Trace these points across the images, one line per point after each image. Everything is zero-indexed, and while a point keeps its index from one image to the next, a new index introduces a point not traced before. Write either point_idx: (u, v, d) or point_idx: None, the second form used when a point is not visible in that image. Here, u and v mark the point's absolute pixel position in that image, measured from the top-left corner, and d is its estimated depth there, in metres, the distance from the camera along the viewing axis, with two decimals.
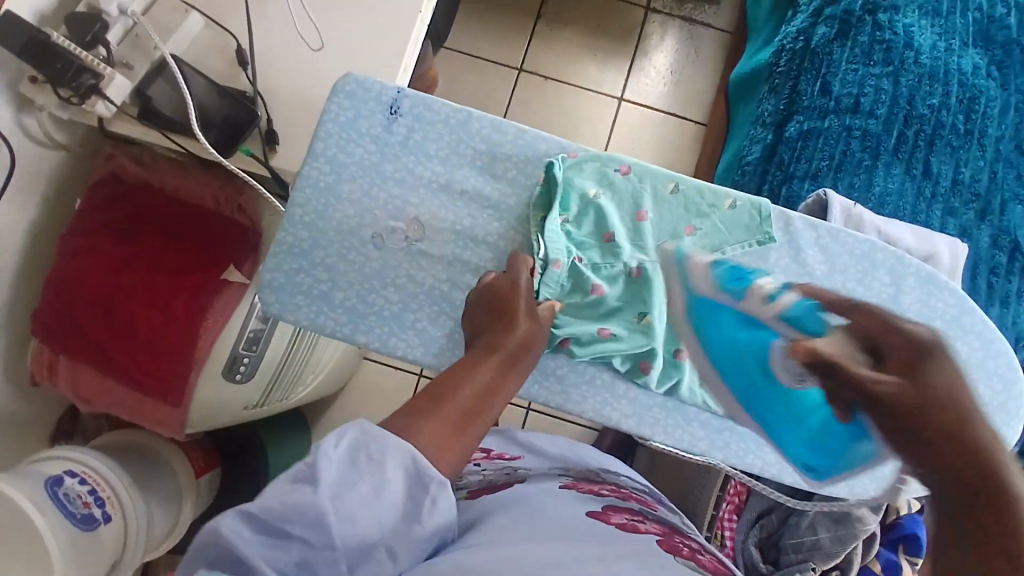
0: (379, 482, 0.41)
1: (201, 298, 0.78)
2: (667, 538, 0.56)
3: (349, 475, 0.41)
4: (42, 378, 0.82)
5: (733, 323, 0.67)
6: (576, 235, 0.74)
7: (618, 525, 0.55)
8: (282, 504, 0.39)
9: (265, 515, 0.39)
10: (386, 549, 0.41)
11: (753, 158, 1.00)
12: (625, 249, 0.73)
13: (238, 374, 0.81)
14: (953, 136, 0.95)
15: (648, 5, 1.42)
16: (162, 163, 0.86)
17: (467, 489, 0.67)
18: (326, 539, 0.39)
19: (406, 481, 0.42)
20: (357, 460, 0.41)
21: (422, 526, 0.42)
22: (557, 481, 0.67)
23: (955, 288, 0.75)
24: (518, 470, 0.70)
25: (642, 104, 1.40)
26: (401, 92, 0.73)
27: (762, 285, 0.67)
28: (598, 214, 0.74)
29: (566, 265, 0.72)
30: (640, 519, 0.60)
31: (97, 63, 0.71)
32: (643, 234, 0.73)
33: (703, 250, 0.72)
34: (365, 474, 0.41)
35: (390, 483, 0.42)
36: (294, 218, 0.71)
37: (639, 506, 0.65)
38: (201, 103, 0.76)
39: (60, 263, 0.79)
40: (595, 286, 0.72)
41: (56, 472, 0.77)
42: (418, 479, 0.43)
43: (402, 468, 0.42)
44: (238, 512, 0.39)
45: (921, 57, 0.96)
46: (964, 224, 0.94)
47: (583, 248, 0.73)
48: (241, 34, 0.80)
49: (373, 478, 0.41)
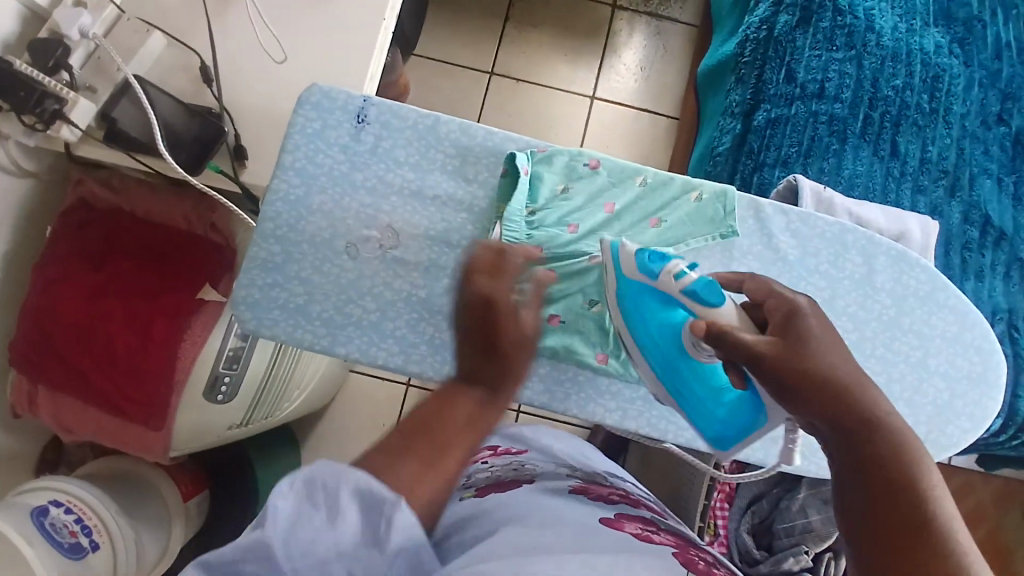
0: (334, 509, 0.37)
1: (179, 320, 0.77)
2: (682, 550, 0.52)
3: (301, 511, 0.37)
4: (24, 410, 0.82)
5: (653, 305, 0.67)
6: (541, 224, 0.72)
7: (631, 536, 0.52)
8: (233, 547, 0.35)
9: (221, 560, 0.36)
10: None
11: (724, 149, 1.01)
12: (588, 241, 0.73)
13: (219, 394, 0.80)
14: (918, 115, 0.97)
15: (615, 2, 1.43)
16: (132, 186, 0.85)
17: (474, 486, 0.65)
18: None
19: (364, 504, 0.37)
20: (310, 492, 0.37)
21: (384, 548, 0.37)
22: (565, 484, 0.63)
23: (927, 266, 0.76)
24: (526, 467, 0.68)
25: (614, 101, 1.41)
26: (368, 100, 0.73)
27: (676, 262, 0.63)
28: (564, 205, 0.73)
29: (518, 254, 0.72)
30: (655, 529, 0.56)
31: (60, 88, 0.70)
32: (607, 226, 0.73)
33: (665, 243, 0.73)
34: (320, 506, 0.37)
35: (346, 512, 0.37)
36: (266, 233, 0.70)
37: (650, 514, 0.61)
38: (168, 123, 0.75)
39: (32, 294, 0.78)
40: (544, 271, 0.72)
41: (41, 502, 0.76)
42: (376, 500, 0.37)
43: (358, 493, 0.37)
44: (195, 563, 0.36)
45: (882, 40, 0.98)
46: (935, 202, 0.96)
47: (547, 237, 0.72)
48: (204, 50, 0.80)
49: (327, 509, 0.37)
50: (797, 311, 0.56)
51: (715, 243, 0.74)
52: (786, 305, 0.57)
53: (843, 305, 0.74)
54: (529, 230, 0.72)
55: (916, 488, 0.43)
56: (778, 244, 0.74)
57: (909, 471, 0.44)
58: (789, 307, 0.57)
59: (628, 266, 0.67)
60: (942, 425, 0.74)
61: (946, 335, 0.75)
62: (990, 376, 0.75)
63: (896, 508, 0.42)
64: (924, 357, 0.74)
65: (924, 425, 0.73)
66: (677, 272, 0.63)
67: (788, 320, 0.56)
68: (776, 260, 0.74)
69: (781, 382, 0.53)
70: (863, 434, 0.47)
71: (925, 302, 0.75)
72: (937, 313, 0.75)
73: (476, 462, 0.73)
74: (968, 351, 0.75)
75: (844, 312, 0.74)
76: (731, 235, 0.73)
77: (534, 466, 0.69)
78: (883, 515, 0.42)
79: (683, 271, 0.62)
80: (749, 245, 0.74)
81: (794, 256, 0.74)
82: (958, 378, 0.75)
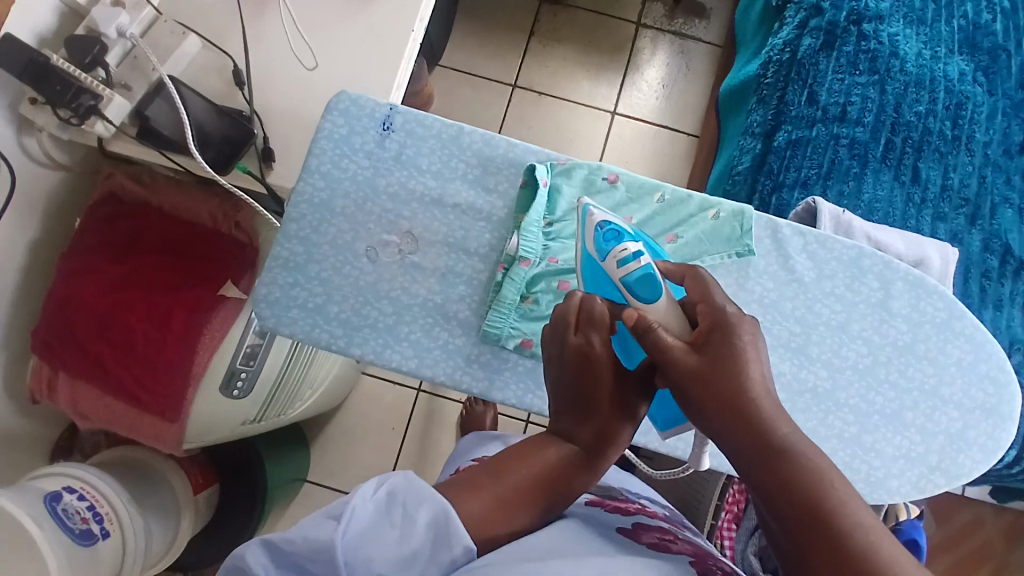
0: (405, 533, 0.42)
1: (197, 315, 0.79)
2: (700, 559, 0.51)
3: (378, 523, 0.42)
4: (42, 396, 0.83)
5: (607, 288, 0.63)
6: (557, 237, 0.74)
7: (648, 543, 0.52)
8: (307, 543, 0.40)
9: (291, 549, 0.41)
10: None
11: (743, 168, 1.02)
12: None
13: (235, 388, 0.81)
14: (941, 142, 0.97)
15: (639, 20, 1.45)
16: (161, 182, 0.88)
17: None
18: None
19: (433, 537, 0.43)
20: (390, 509, 0.43)
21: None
22: (582, 496, 0.63)
23: (944, 292, 0.75)
24: None
25: (635, 117, 1.41)
26: (393, 109, 0.75)
27: (623, 249, 0.60)
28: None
29: (535, 264, 0.73)
30: (672, 539, 0.55)
31: (96, 84, 0.73)
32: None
33: (681, 259, 0.73)
34: (394, 526, 0.42)
35: (414, 536, 0.42)
36: (290, 233, 0.72)
37: (669, 527, 0.61)
38: (199, 123, 0.77)
39: (59, 282, 0.80)
40: (561, 282, 0.73)
41: (54, 488, 0.77)
42: (442, 534, 0.43)
43: (431, 523, 0.43)
44: (264, 543, 0.41)
45: (907, 66, 0.98)
46: (955, 229, 0.95)
47: (562, 248, 0.74)
48: (239, 55, 0.82)
49: (400, 530, 0.42)
50: (729, 327, 0.51)
51: (731, 262, 0.74)
52: (712, 319, 0.52)
53: (857, 329, 0.74)
54: (545, 241, 0.74)
55: (833, 516, 0.43)
56: (794, 264, 0.74)
57: (827, 496, 0.44)
58: (715, 322, 0.52)
59: (589, 239, 0.64)
60: (954, 454, 0.73)
61: (961, 363, 0.75)
62: (1005, 407, 0.74)
63: (824, 547, 0.42)
64: (938, 385, 0.74)
65: (935, 453, 0.73)
66: (623, 258, 0.59)
67: (712, 333, 0.51)
68: (791, 281, 0.74)
69: (696, 403, 0.50)
70: (779, 463, 0.46)
71: (941, 329, 0.75)
72: (952, 340, 0.75)
73: None
74: (983, 382, 0.75)
75: (858, 336, 0.74)
76: (748, 255, 0.74)
77: None
78: (813, 556, 0.42)
79: (629, 257, 0.59)
80: (766, 264, 0.74)
81: (810, 277, 0.74)
82: (971, 409, 0.74)
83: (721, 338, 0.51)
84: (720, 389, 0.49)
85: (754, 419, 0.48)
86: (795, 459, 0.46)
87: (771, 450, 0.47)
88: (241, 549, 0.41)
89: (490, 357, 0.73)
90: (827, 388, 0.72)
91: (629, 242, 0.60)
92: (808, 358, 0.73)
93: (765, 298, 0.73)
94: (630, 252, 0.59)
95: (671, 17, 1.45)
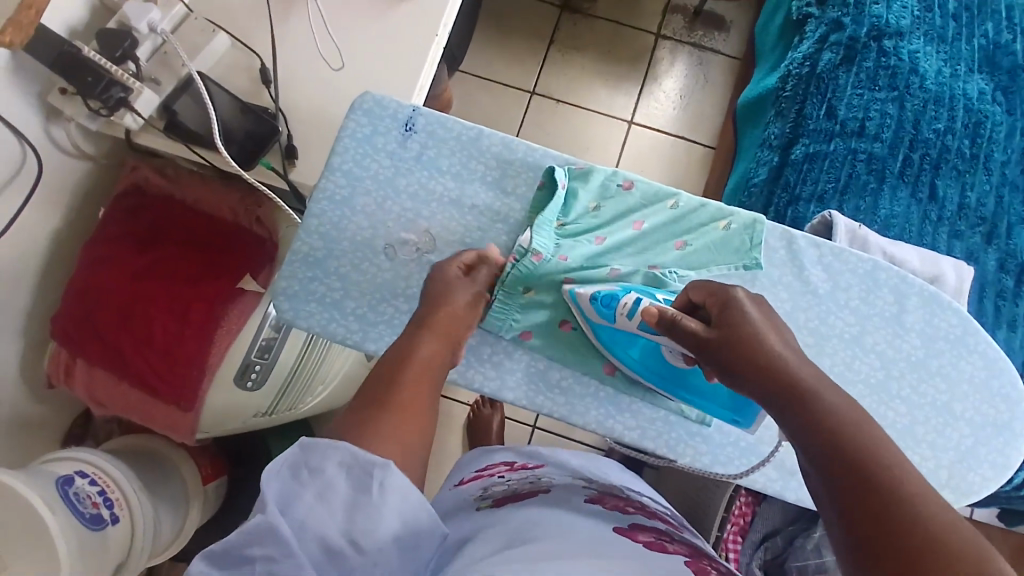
0: (324, 485, 0.42)
1: (216, 306, 0.81)
2: (695, 559, 0.53)
3: (293, 491, 0.41)
4: (59, 382, 0.84)
5: (626, 339, 0.70)
6: (568, 238, 0.74)
7: (643, 544, 0.54)
8: (237, 532, 0.38)
9: (229, 546, 0.39)
10: (352, 543, 0.40)
11: (759, 180, 1.02)
12: (611, 256, 0.74)
13: (249, 380, 0.83)
14: (958, 160, 0.96)
15: (659, 32, 1.46)
16: (184, 175, 0.90)
17: (490, 497, 0.67)
18: (287, 550, 0.38)
19: (352, 478, 0.43)
20: (299, 475, 0.42)
21: (380, 512, 0.42)
22: (580, 494, 0.64)
23: (959, 309, 0.75)
24: (542, 478, 0.70)
25: (651, 127, 1.42)
26: (416, 110, 0.76)
27: (624, 303, 0.68)
28: (593, 220, 0.75)
29: (545, 260, 0.72)
30: (668, 538, 0.57)
31: (126, 77, 0.74)
32: (635, 243, 0.74)
33: (687, 267, 0.73)
34: (309, 485, 0.42)
35: (335, 485, 0.42)
36: (310, 228, 0.73)
37: (666, 526, 0.61)
38: (225, 120, 0.79)
39: (80, 269, 0.82)
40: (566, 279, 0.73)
41: (66, 472, 0.79)
42: (360, 469, 0.43)
43: (343, 467, 0.43)
44: (203, 556, 0.39)
45: (926, 83, 0.98)
46: (971, 247, 0.95)
47: (572, 247, 0.74)
48: (266, 54, 0.84)
49: (318, 486, 0.42)
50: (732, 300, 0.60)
51: (739, 274, 0.73)
52: (719, 298, 0.61)
53: (871, 342, 0.74)
54: (555, 240, 0.74)
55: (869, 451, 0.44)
56: (808, 275, 0.74)
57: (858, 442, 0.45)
58: (722, 299, 0.61)
59: (589, 313, 0.70)
60: (965, 471, 0.72)
61: (973, 381, 0.74)
62: (1017, 426, 0.74)
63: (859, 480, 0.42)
64: (950, 401, 0.74)
65: (945, 470, 0.72)
66: (629, 309, 0.67)
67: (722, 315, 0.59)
68: (806, 292, 0.74)
69: (729, 364, 0.57)
70: (806, 407, 0.50)
71: (954, 345, 0.75)
72: (965, 357, 0.74)
73: (492, 475, 0.74)
74: (995, 400, 0.74)
75: (872, 350, 0.74)
76: (757, 268, 0.73)
77: (550, 477, 0.70)
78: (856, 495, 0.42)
79: (634, 307, 0.67)
80: (780, 275, 0.74)
81: (824, 288, 0.74)
82: (983, 427, 0.73)
83: (731, 309, 0.59)
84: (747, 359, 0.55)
85: (818, 412, 0.49)
86: (873, 453, 0.44)
87: (833, 431, 0.47)
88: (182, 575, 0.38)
89: (502, 358, 0.73)
90: None
91: (624, 296, 0.68)
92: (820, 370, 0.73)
93: (780, 309, 0.73)
94: (631, 303, 0.67)
95: (691, 28, 1.46)
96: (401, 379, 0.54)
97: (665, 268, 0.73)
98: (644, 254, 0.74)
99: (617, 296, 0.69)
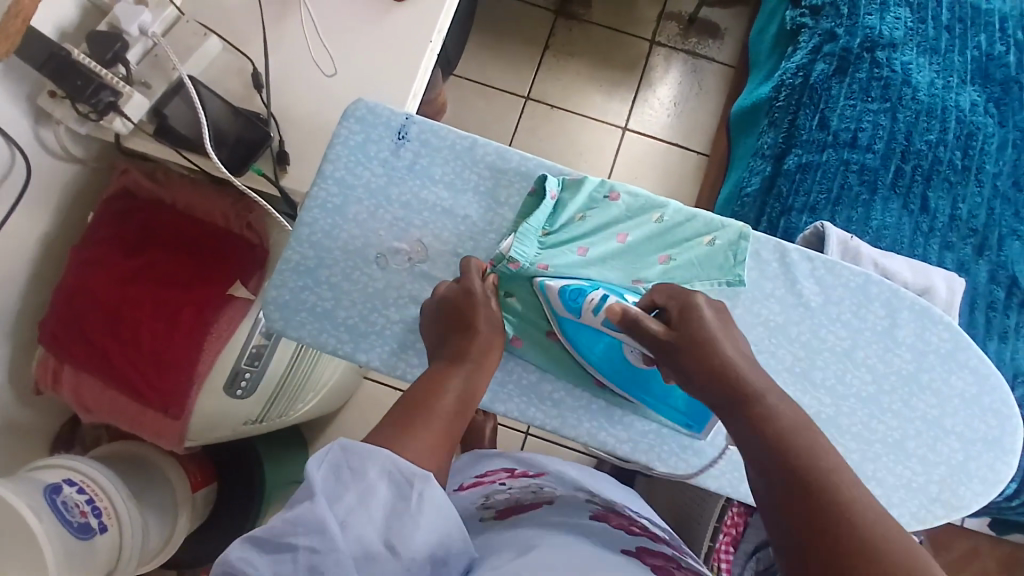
0: (363, 488, 0.46)
1: (205, 312, 0.80)
2: None
3: (335, 489, 0.45)
4: (45, 387, 0.83)
5: (592, 335, 0.70)
6: (550, 247, 0.73)
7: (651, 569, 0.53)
8: (283, 521, 0.42)
9: (269, 534, 0.43)
10: (387, 547, 0.44)
11: (752, 190, 1.02)
12: (595, 266, 0.73)
13: (239, 388, 0.83)
14: (950, 172, 0.97)
15: (653, 39, 1.46)
16: (175, 179, 0.89)
17: (494, 508, 0.67)
18: (331, 544, 0.42)
19: (391, 483, 0.47)
20: (340, 474, 0.46)
21: (417, 520, 0.45)
22: (585, 509, 0.64)
23: (950, 323, 0.75)
24: (545, 489, 0.70)
25: (645, 134, 1.42)
26: (410, 119, 0.75)
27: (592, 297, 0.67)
28: (578, 230, 0.74)
29: (524, 268, 0.72)
30: (675, 564, 0.56)
31: (116, 80, 0.73)
32: (618, 255, 0.74)
33: (671, 281, 0.72)
34: (350, 485, 0.46)
35: (375, 488, 0.46)
36: (302, 237, 0.73)
37: (669, 548, 0.61)
38: (216, 124, 0.78)
39: (69, 274, 0.81)
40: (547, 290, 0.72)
41: (54, 480, 0.77)
42: (400, 479, 0.47)
43: (384, 473, 0.47)
44: (244, 541, 0.43)
45: (919, 94, 0.98)
46: (962, 259, 0.96)
47: (552, 257, 0.72)
48: (258, 59, 0.83)
49: (359, 487, 0.45)
50: (690, 305, 0.60)
51: (721, 290, 0.73)
52: (680, 300, 0.62)
53: (863, 356, 0.74)
54: (537, 248, 0.73)
55: (819, 465, 0.46)
56: (801, 289, 0.74)
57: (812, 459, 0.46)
58: (683, 302, 0.61)
59: (556, 307, 0.70)
60: (955, 485, 0.73)
61: (964, 395, 0.74)
62: (1006, 440, 0.74)
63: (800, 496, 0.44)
64: (941, 415, 0.74)
65: (936, 484, 0.73)
66: (595, 306, 0.67)
67: (678, 320, 0.60)
68: (798, 305, 0.74)
69: (689, 372, 0.57)
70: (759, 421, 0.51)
71: (945, 359, 0.75)
72: (956, 372, 0.75)
73: (493, 483, 0.74)
74: (986, 413, 0.74)
75: (864, 364, 0.74)
76: (739, 285, 0.73)
77: (551, 487, 0.70)
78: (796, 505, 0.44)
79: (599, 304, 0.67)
80: (773, 288, 0.74)
81: (816, 302, 0.74)
82: (973, 440, 0.74)
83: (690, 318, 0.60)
84: (705, 369, 0.56)
85: (768, 419, 0.51)
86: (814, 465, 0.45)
87: (784, 441, 0.48)
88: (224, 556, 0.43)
89: (494, 369, 0.73)
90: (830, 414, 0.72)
91: (591, 292, 0.68)
92: (812, 384, 0.73)
93: (772, 321, 0.74)
94: (596, 299, 0.67)
95: (686, 36, 1.47)
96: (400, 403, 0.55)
97: (648, 282, 0.72)
98: (627, 266, 0.73)
99: (584, 291, 0.68)
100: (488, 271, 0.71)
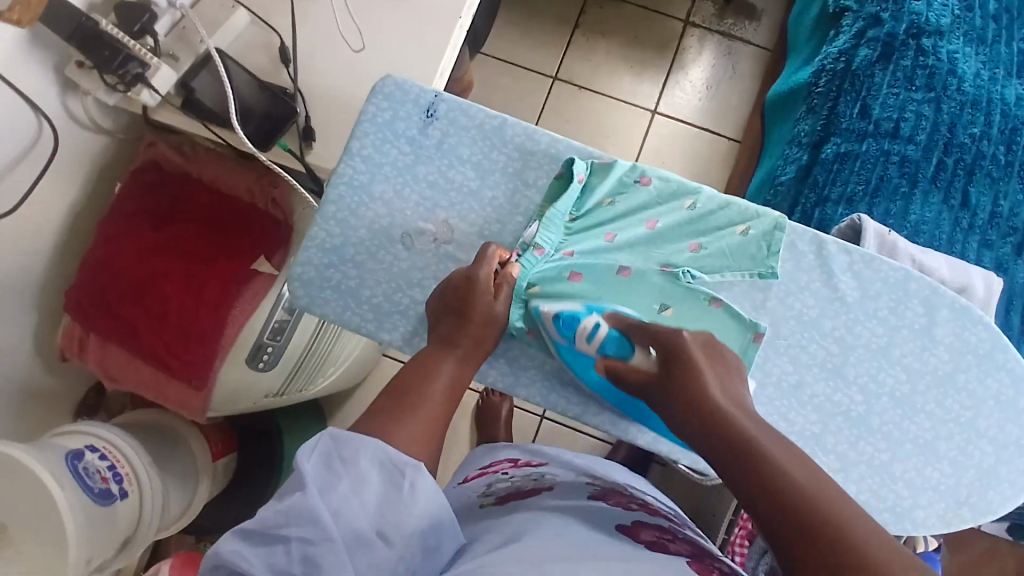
0: (357, 477, 0.46)
1: (231, 286, 0.80)
2: (698, 559, 0.52)
3: (326, 479, 0.45)
4: (72, 355, 0.84)
5: (585, 363, 0.69)
6: (575, 232, 0.73)
7: (646, 544, 0.53)
8: (277, 512, 0.43)
9: (264, 525, 0.43)
10: (380, 536, 0.45)
11: (787, 178, 1.00)
12: (619, 253, 0.72)
13: (261, 361, 0.83)
14: (994, 167, 0.93)
15: (688, 18, 1.42)
16: (201, 153, 0.88)
17: (494, 496, 0.67)
18: (324, 533, 0.42)
19: (383, 472, 0.47)
20: (330, 465, 0.46)
21: (409, 508, 0.46)
22: (585, 490, 0.64)
23: (989, 324, 0.72)
24: (546, 476, 0.69)
25: (675, 117, 1.39)
26: (438, 96, 0.74)
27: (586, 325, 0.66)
28: (604, 216, 0.73)
29: (548, 255, 0.71)
30: (670, 537, 0.56)
31: (145, 53, 0.72)
32: (646, 243, 0.72)
33: (702, 269, 0.71)
34: (343, 475, 0.46)
35: (367, 477, 0.46)
36: (327, 214, 0.72)
37: (668, 522, 0.60)
38: (241, 100, 0.77)
39: (95, 244, 0.81)
40: (571, 275, 0.70)
41: (77, 446, 0.78)
42: (392, 467, 0.47)
43: (376, 462, 0.47)
44: (236, 533, 0.43)
45: (965, 85, 0.94)
46: (1001, 257, 0.92)
47: (578, 243, 0.72)
48: (286, 32, 0.82)
49: (352, 476, 0.46)
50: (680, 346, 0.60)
51: (751, 283, 0.71)
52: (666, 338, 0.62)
53: (898, 355, 0.72)
54: (563, 234, 0.72)
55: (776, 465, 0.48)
56: (837, 284, 0.72)
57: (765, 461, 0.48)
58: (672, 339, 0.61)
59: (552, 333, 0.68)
60: (984, 490, 0.71)
61: (1000, 398, 0.72)
62: None
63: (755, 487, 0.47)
64: (975, 418, 0.72)
65: (963, 488, 0.71)
66: (588, 333, 0.66)
67: (666, 359, 0.61)
68: (833, 300, 0.72)
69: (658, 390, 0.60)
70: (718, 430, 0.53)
71: (983, 361, 0.72)
72: (993, 374, 0.72)
73: (496, 471, 0.74)
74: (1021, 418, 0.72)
75: (898, 362, 0.72)
76: (772, 277, 0.71)
77: (553, 475, 0.69)
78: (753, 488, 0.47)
79: (592, 332, 0.66)
80: (808, 280, 0.72)
81: (853, 298, 0.72)
82: (1005, 445, 0.72)
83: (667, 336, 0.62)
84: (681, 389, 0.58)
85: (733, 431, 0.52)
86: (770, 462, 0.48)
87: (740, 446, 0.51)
88: (217, 548, 0.43)
89: (516, 354, 0.72)
90: (861, 413, 0.71)
91: (584, 319, 0.66)
92: (843, 381, 0.71)
93: (805, 315, 0.72)
94: (589, 327, 0.66)
95: (721, 16, 1.42)
96: (417, 378, 0.56)
97: (678, 268, 0.71)
98: (659, 254, 0.72)
99: (578, 317, 0.66)
100: (511, 259, 0.69)
